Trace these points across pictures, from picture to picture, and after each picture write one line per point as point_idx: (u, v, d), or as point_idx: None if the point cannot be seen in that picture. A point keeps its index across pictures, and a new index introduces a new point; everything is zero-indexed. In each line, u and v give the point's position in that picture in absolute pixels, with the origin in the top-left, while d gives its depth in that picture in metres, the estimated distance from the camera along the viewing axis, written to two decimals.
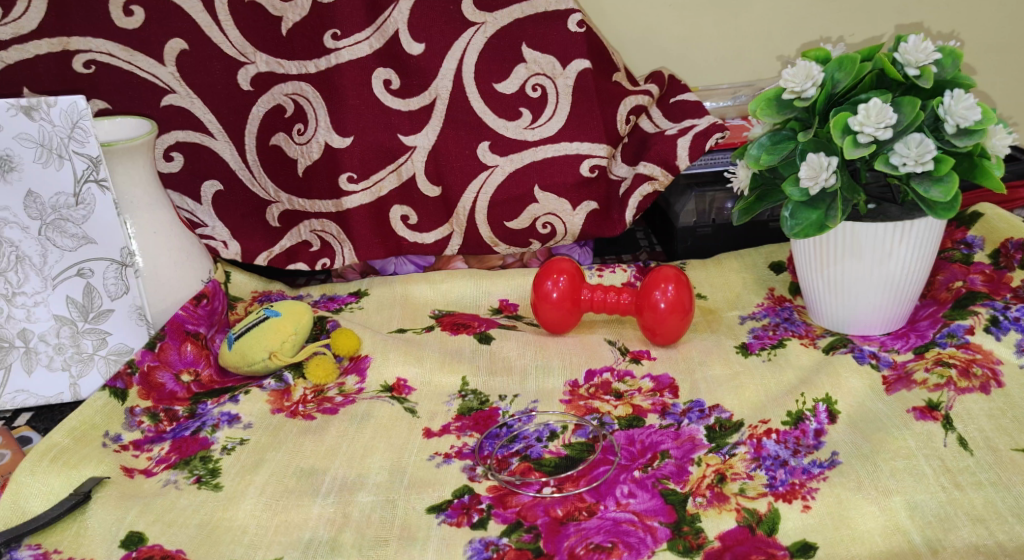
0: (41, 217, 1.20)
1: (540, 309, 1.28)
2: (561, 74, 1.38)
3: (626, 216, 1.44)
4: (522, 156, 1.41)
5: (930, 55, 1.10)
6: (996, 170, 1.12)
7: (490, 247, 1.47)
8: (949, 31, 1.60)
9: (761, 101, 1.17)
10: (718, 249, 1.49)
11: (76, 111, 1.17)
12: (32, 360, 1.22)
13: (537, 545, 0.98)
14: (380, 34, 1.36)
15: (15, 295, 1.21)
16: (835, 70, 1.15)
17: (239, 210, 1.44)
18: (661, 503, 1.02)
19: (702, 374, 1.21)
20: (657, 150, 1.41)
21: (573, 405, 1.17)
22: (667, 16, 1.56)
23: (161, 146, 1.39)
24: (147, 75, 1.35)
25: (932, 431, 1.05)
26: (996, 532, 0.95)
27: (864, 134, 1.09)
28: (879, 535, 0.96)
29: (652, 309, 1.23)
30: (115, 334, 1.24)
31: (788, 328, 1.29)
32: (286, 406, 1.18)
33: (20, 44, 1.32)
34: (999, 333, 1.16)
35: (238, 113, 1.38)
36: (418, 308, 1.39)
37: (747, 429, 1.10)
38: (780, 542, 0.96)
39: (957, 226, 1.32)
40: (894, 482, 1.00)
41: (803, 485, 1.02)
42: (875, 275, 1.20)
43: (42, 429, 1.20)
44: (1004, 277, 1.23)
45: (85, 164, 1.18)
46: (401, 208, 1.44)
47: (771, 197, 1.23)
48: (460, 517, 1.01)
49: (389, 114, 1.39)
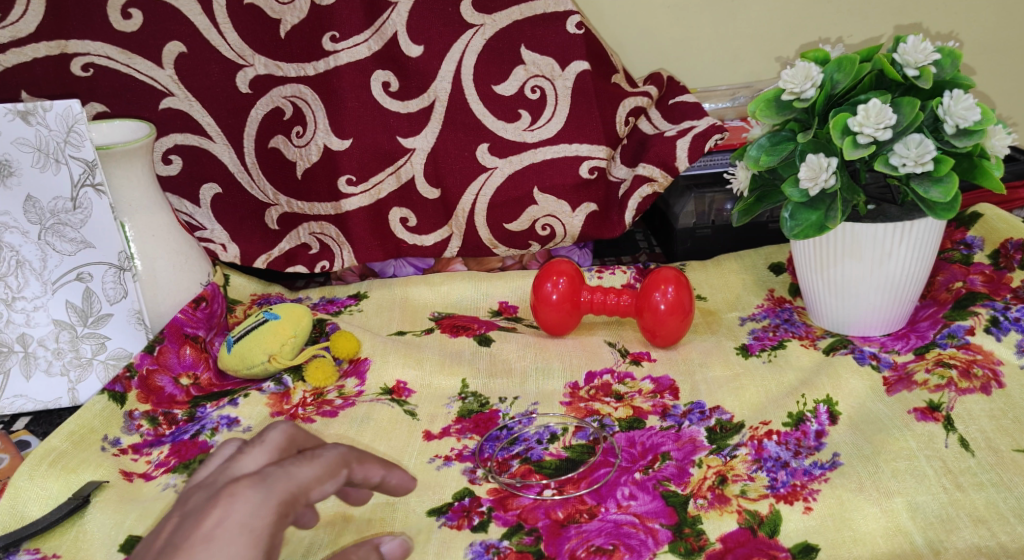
0: (41, 221, 1.20)
1: (540, 311, 1.28)
2: (560, 76, 1.38)
3: (625, 218, 1.45)
4: (521, 158, 1.41)
5: (929, 55, 1.10)
6: (995, 170, 1.12)
7: (488, 249, 1.47)
8: (948, 31, 1.60)
9: (761, 102, 1.17)
10: (716, 251, 1.49)
11: (72, 115, 1.17)
12: (31, 364, 1.22)
13: (539, 548, 0.97)
14: (379, 37, 1.36)
15: (15, 299, 1.21)
16: (834, 71, 1.15)
17: (238, 213, 1.44)
18: (662, 505, 1.01)
19: (702, 376, 1.20)
20: (656, 151, 1.41)
21: (573, 407, 1.17)
22: (666, 18, 1.56)
23: (160, 149, 1.39)
24: (145, 78, 1.35)
25: (933, 431, 1.05)
26: (998, 533, 0.94)
27: (864, 135, 1.09)
28: (881, 536, 0.96)
29: (652, 311, 1.23)
30: (115, 339, 1.24)
31: (788, 329, 1.29)
32: (286, 409, 1.17)
33: (18, 48, 1.31)
34: (1000, 334, 1.15)
35: (236, 116, 1.38)
36: (418, 310, 1.39)
37: (748, 431, 1.10)
38: (781, 544, 0.96)
39: (957, 227, 1.32)
40: (896, 483, 1.00)
41: (804, 487, 1.02)
42: (876, 275, 1.20)
43: (41, 433, 1.20)
44: (1004, 277, 1.23)
45: (81, 168, 1.18)
46: (400, 210, 1.44)
47: (771, 198, 1.23)
48: (460, 520, 1.01)
49: (387, 117, 1.39)
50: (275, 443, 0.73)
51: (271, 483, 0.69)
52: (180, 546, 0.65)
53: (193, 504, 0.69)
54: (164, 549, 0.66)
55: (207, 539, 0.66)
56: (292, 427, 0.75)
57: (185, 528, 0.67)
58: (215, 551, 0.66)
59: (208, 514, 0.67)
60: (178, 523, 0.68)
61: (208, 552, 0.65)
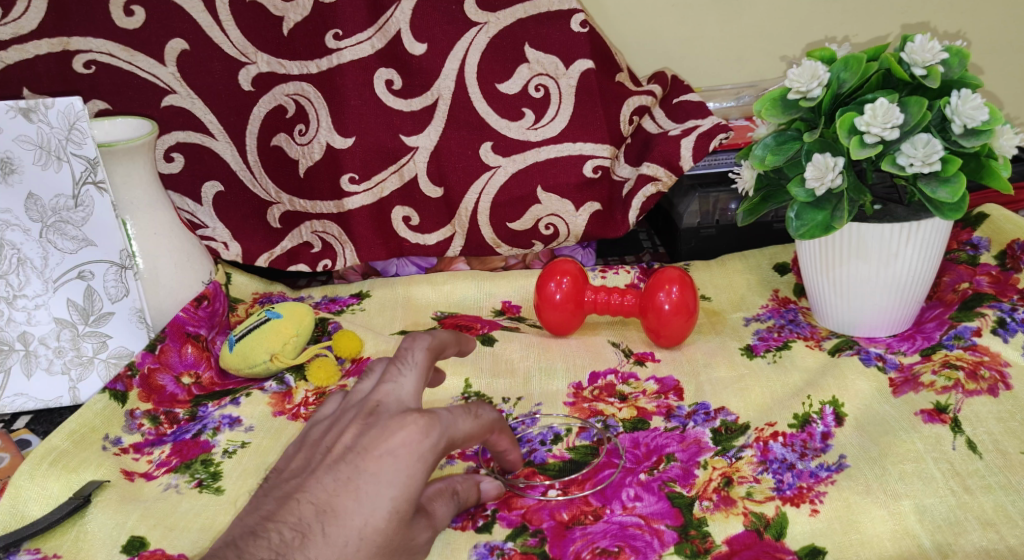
0: (42, 219, 1.19)
1: (543, 311, 1.27)
2: (564, 74, 1.38)
3: (629, 217, 1.44)
4: (525, 156, 1.40)
5: (937, 55, 1.09)
6: (1003, 170, 1.11)
7: (491, 249, 1.47)
8: (955, 31, 1.59)
9: (766, 101, 1.16)
10: (720, 250, 1.49)
11: (73, 112, 1.16)
12: (32, 363, 1.21)
13: (544, 549, 0.97)
14: (382, 35, 1.35)
15: (16, 298, 1.20)
16: (841, 70, 1.14)
17: (240, 212, 1.43)
18: (668, 507, 1.01)
19: (706, 377, 1.20)
20: (661, 151, 1.40)
21: (577, 407, 1.16)
22: (671, 16, 1.55)
23: (162, 146, 1.38)
24: (147, 75, 1.34)
25: (940, 434, 1.04)
26: (1007, 537, 0.94)
27: (871, 135, 1.08)
28: (888, 539, 0.95)
29: (656, 311, 1.22)
30: (116, 338, 1.23)
31: (793, 330, 1.28)
32: (288, 409, 1.17)
33: (20, 44, 1.31)
34: (1007, 335, 1.15)
35: (238, 114, 1.37)
36: (421, 310, 1.38)
37: (753, 432, 1.09)
38: (788, 547, 0.95)
39: (963, 228, 1.32)
40: (903, 485, 0.99)
41: (811, 490, 1.01)
42: (882, 275, 1.19)
43: (41, 432, 1.19)
44: (1011, 279, 1.22)
45: (83, 165, 1.17)
46: (402, 209, 1.43)
47: (776, 198, 1.22)
48: (465, 521, 1.00)
49: (391, 115, 1.38)
50: (416, 362, 0.93)
51: (438, 425, 0.87)
52: (370, 450, 0.85)
53: (375, 418, 0.88)
54: (352, 449, 0.86)
55: (392, 454, 0.85)
56: (430, 347, 0.95)
57: (373, 437, 0.86)
58: (394, 467, 0.85)
59: (392, 435, 0.86)
60: (358, 431, 0.87)
61: (390, 465, 0.85)
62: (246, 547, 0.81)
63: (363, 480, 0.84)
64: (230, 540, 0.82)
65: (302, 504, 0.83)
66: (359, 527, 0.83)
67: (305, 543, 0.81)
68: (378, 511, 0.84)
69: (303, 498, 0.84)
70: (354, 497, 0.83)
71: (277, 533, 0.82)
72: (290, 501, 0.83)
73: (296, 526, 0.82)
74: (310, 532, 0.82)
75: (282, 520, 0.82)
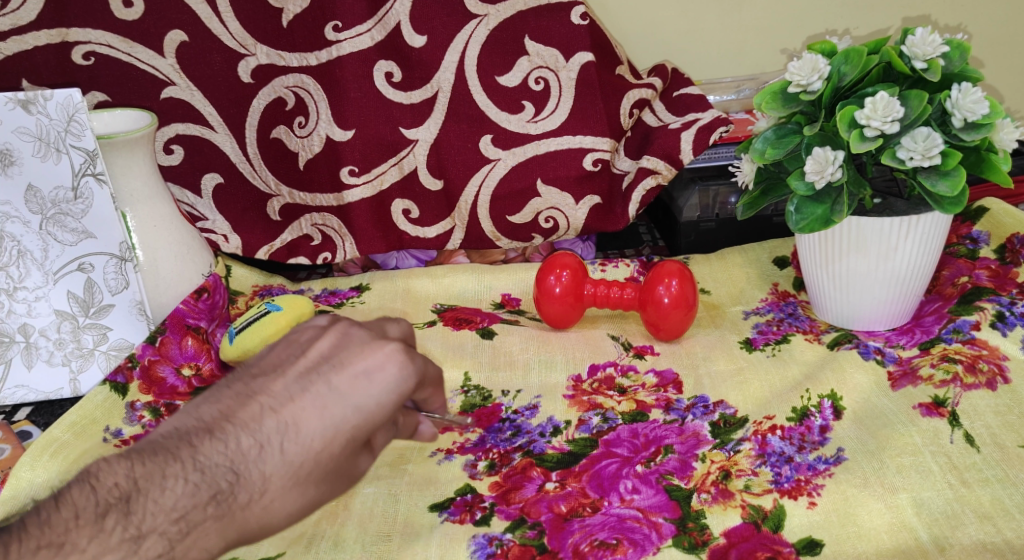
0: (42, 211, 1.19)
1: (543, 304, 1.27)
2: (564, 67, 1.38)
3: (628, 211, 1.44)
4: (525, 149, 1.40)
5: (938, 48, 1.09)
6: (1003, 164, 1.11)
7: (491, 242, 1.47)
8: (955, 23, 1.59)
9: (767, 94, 1.16)
10: (720, 244, 1.48)
11: (72, 104, 1.16)
12: (32, 355, 1.21)
13: (542, 541, 0.97)
14: (381, 27, 1.35)
15: (16, 290, 1.20)
16: (842, 62, 1.13)
17: (240, 204, 1.43)
18: (666, 499, 1.01)
19: (705, 370, 1.20)
20: (660, 143, 1.40)
21: (577, 400, 1.16)
22: (672, 9, 1.55)
23: (161, 138, 1.38)
24: (147, 67, 1.34)
25: (938, 427, 1.05)
26: (1004, 530, 0.94)
27: (871, 128, 1.08)
28: (885, 532, 0.95)
29: (655, 304, 1.22)
30: (116, 330, 1.24)
31: (793, 323, 1.28)
32: None
33: (19, 35, 1.29)
34: (1005, 329, 1.15)
35: (238, 106, 1.37)
36: (420, 302, 1.38)
37: (752, 425, 1.10)
38: (785, 539, 0.96)
39: (962, 221, 1.32)
40: (900, 479, 0.99)
41: (808, 482, 1.01)
42: (882, 269, 1.19)
43: (42, 423, 1.19)
44: (1010, 272, 1.22)
45: (82, 157, 1.17)
46: (402, 202, 1.44)
47: (776, 191, 1.21)
48: (462, 515, 1.00)
49: (391, 108, 1.38)
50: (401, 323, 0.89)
51: (417, 363, 0.81)
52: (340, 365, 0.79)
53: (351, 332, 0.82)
54: (326, 360, 0.79)
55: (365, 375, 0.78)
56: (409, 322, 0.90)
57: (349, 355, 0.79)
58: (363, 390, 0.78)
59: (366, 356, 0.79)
60: (335, 341, 0.80)
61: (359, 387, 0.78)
62: (199, 445, 0.74)
63: (330, 399, 0.77)
64: (183, 433, 0.75)
65: (263, 412, 0.75)
66: (316, 451, 0.76)
67: (262, 456, 0.75)
68: (339, 436, 0.77)
69: (264, 404, 0.76)
70: (318, 415, 0.76)
71: (235, 438, 0.74)
72: (253, 405, 0.76)
73: (256, 435, 0.75)
74: (268, 445, 0.75)
75: (240, 425, 0.75)
